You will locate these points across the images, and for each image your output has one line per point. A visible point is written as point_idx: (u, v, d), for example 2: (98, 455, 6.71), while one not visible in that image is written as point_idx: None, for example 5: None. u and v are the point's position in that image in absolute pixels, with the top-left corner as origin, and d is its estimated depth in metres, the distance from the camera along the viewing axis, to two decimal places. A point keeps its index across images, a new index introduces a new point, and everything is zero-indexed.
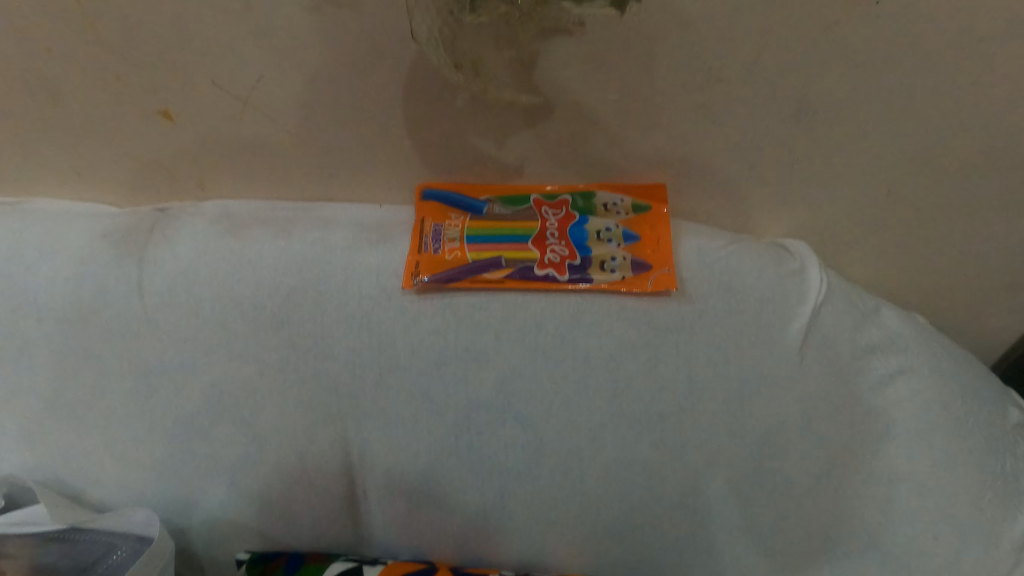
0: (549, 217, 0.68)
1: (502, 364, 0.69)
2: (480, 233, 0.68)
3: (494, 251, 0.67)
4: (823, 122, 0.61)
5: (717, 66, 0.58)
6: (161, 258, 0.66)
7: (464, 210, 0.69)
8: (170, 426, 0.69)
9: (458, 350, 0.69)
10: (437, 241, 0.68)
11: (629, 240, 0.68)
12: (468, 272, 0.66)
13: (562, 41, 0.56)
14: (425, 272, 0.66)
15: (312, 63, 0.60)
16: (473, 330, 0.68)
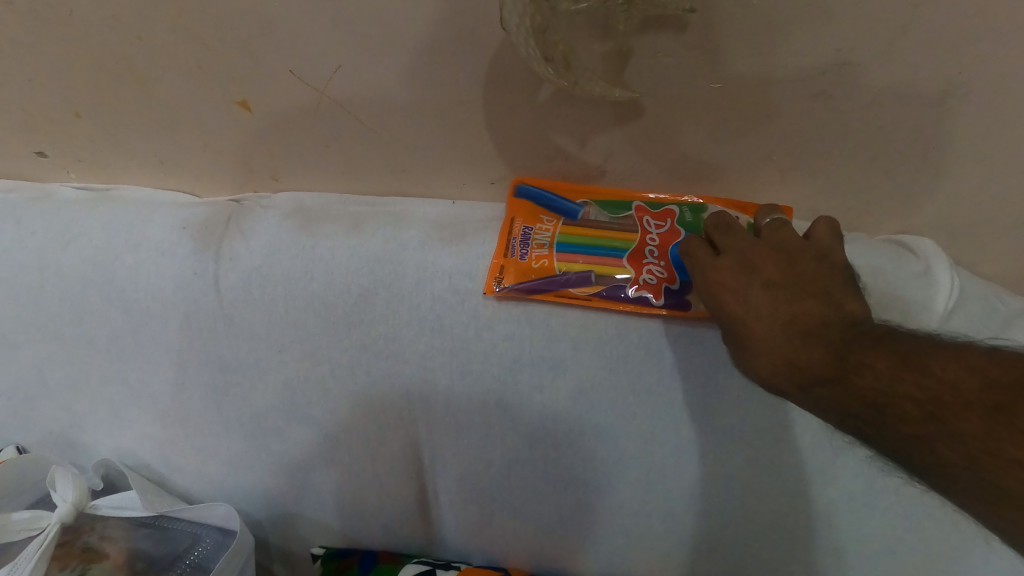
0: (651, 230, 0.56)
1: (584, 376, 0.57)
2: (574, 242, 0.56)
3: (587, 263, 0.55)
4: (973, 112, 0.47)
5: (848, 51, 0.44)
6: (237, 254, 0.60)
7: (558, 212, 0.57)
8: (243, 425, 0.64)
9: (536, 357, 0.58)
10: (524, 247, 0.56)
11: None
12: (556, 286, 0.55)
13: (665, 33, 0.44)
14: (509, 280, 0.55)
15: (390, 48, 0.49)
16: (550, 339, 0.57)
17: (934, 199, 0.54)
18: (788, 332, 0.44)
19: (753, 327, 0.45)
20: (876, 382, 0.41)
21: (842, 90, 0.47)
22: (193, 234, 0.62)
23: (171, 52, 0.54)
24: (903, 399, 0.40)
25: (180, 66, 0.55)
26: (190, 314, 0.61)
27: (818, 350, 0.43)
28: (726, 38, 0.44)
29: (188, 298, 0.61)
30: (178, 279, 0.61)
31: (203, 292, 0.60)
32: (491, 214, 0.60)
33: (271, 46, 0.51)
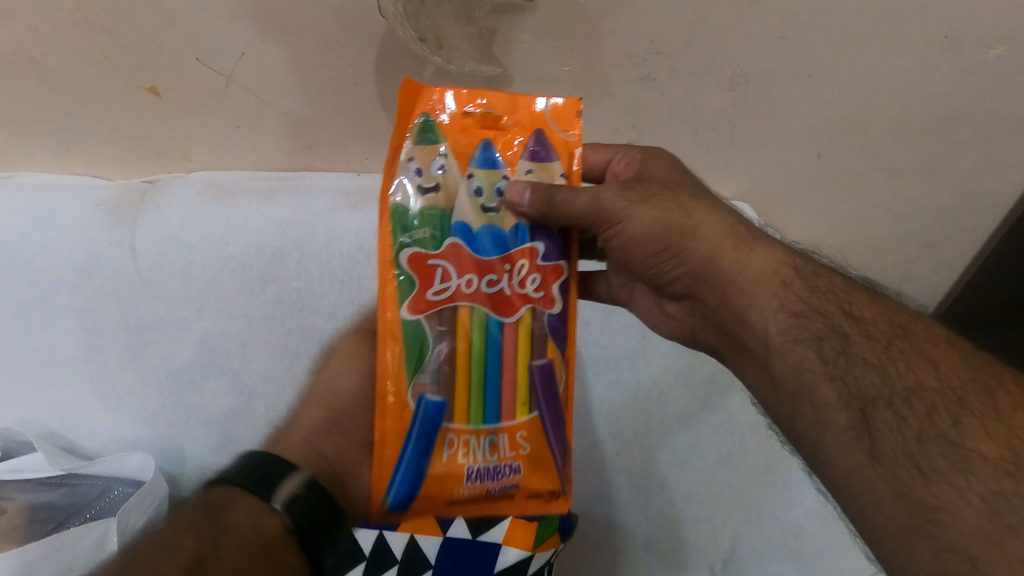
0: (467, 288, 0.46)
1: None
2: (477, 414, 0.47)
3: (528, 378, 0.47)
4: (754, 90, 0.62)
5: (657, 40, 0.57)
6: (153, 223, 0.67)
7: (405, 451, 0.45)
8: (162, 384, 0.68)
9: None
10: (482, 470, 0.46)
11: (481, 163, 0.48)
12: (549, 413, 0.47)
13: (516, 19, 0.55)
14: (539, 487, 0.47)
15: (291, 39, 0.57)
16: None
17: (745, 160, 0.69)
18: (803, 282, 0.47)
19: (708, 215, 0.51)
20: (911, 369, 0.41)
21: (662, 71, 0.60)
22: (107, 209, 0.67)
23: (77, 41, 0.57)
24: (930, 419, 0.39)
25: (89, 53, 0.58)
26: (106, 280, 0.67)
27: (871, 313, 0.45)
28: (566, 26, 0.56)
29: (103, 265, 0.66)
30: (92, 247, 0.66)
31: (119, 258, 0.66)
32: None
33: (178, 35, 0.57)
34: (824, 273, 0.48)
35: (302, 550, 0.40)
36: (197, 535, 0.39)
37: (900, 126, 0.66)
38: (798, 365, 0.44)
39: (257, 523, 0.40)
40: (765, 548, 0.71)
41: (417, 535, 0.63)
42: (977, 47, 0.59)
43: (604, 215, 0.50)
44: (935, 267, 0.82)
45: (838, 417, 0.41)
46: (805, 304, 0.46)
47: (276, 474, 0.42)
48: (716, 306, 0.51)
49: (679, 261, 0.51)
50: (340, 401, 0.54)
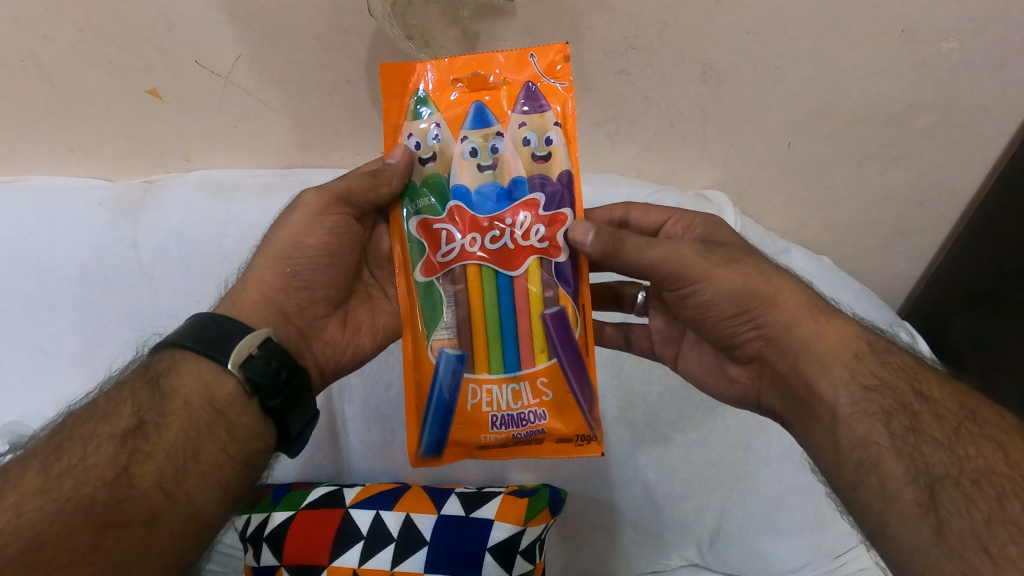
0: (475, 245, 0.50)
1: None
2: (498, 365, 0.51)
3: (545, 329, 0.51)
4: (725, 84, 0.65)
5: (631, 37, 0.60)
6: (155, 219, 0.70)
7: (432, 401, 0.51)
8: None
9: None
10: (506, 416, 0.51)
11: (474, 125, 0.50)
12: (569, 360, 0.51)
13: (499, 20, 0.58)
14: (567, 429, 0.51)
15: (283, 42, 0.60)
16: None
17: (717, 150, 0.72)
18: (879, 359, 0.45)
19: (788, 284, 0.49)
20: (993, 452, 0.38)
21: (637, 65, 0.63)
22: (110, 207, 0.70)
23: (82, 47, 0.61)
24: (1003, 503, 0.35)
25: (93, 59, 0.62)
26: (110, 274, 0.70)
27: (943, 390, 0.43)
28: (545, 24, 0.59)
29: (107, 259, 0.69)
30: (97, 243, 0.69)
31: (122, 253, 0.69)
32: None
33: (177, 40, 0.60)
34: (895, 350, 0.45)
35: (264, 403, 0.44)
36: (139, 400, 0.43)
37: (866, 117, 0.69)
38: (866, 439, 0.41)
39: (208, 383, 0.43)
40: (743, 522, 0.75)
41: (413, 513, 0.67)
42: (929, 39, 0.61)
43: (682, 275, 0.49)
44: (906, 252, 0.85)
45: (903, 492, 0.39)
46: (876, 377, 0.43)
47: (228, 335, 0.44)
48: (785, 371, 0.48)
49: (756, 326, 0.49)
50: (299, 254, 0.52)
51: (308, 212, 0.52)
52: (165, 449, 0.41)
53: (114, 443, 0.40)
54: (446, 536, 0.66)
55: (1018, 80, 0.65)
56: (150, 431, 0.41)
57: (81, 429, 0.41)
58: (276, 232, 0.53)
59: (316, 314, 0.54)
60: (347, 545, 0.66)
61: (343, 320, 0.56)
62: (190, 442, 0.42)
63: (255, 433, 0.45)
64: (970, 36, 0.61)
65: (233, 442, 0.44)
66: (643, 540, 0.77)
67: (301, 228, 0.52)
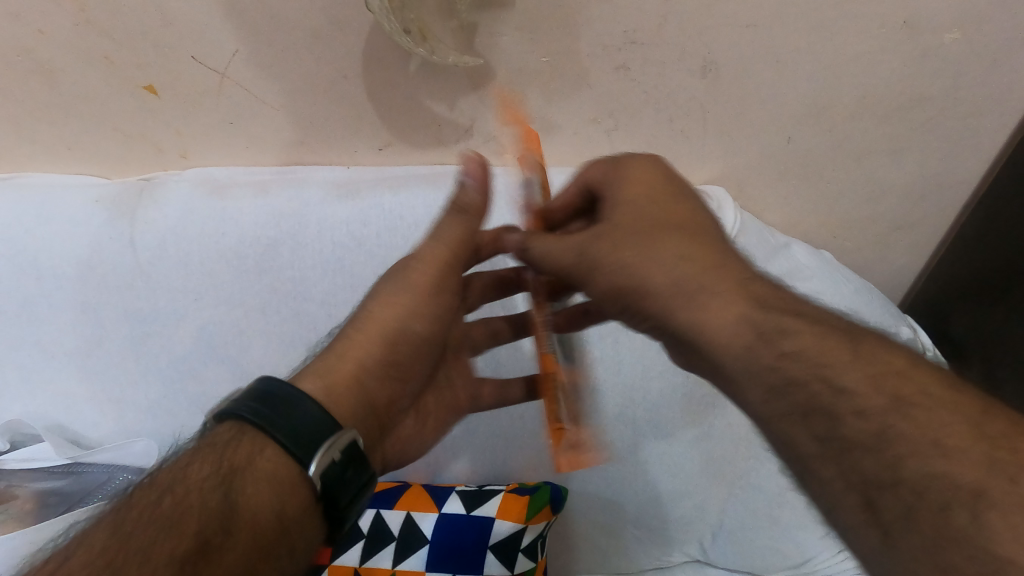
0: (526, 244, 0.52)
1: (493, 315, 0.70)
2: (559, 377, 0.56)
3: None
4: (724, 79, 0.64)
5: (631, 32, 0.60)
6: (152, 218, 0.69)
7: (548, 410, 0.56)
8: (165, 369, 0.71)
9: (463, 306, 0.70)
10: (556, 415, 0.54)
11: None
12: None
13: (497, 13, 0.58)
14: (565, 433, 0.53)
15: (281, 38, 0.59)
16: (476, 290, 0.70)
17: (717, 145, 0.72)
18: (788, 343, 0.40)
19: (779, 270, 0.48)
20: (919, 453, 0.34)
21: (636, 61, 0.62)
22: (107, 205, 0.70)
23: (78, 43, 0.60)
24: (955, 511, 0.32)
25: (89, 56, 0.61)
26: (107, 273, 0.69)
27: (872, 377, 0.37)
28: (544, 18, 0.58)
29: (105, 258, 0.69)
30: (94, 241, 0.69)
31: (120, 252, 0.69)
32: (382, 175, 0.72)
33: (173, 36, 0.60)
34: (789, 326, 0.40)
35: (327, 510, 0.44)
36: (210, 506, 0.40)
37: (866, 112, 0.68)
38: (794, 442, 0.39)
39: (284, 492, 0.42)
40: (746, 519, 0.75)
41: (413, 511, 0.67)
42: (932, 31, 0.61)
43: (594, 270, 0.48)
44: (906, 247, 0.85)
45: (845, 498, 0.36)
46: (779, 369, 0.39)
47: (315, 437, 0.43)
48: (686, 361, 0.46)
49: (645, 319, 0.47)
50: (405, 340, 0.54)
51: (416, 295, 0.54)
52: (228, 574, 0.39)
53: (175, 566, 0.37)
54: (447, 534, 0.65)
55: (1020, 72, 0.64)
56: (218, 543, 0.39)
57: (139, 537, 0.38)
58: (375, 305, 0.54)
59: (398, 408, 0.55)
60: (348, 544, 0.66)
61: (416, 413, 0.59)
62: (256, 557, 0.40)
63: (310, 536, 0.44)
64: (973, 28, 0.61)
65: (294, 546, 0.43)
66: (644, 537, 0.77)
67: (408, 312, 0.54)
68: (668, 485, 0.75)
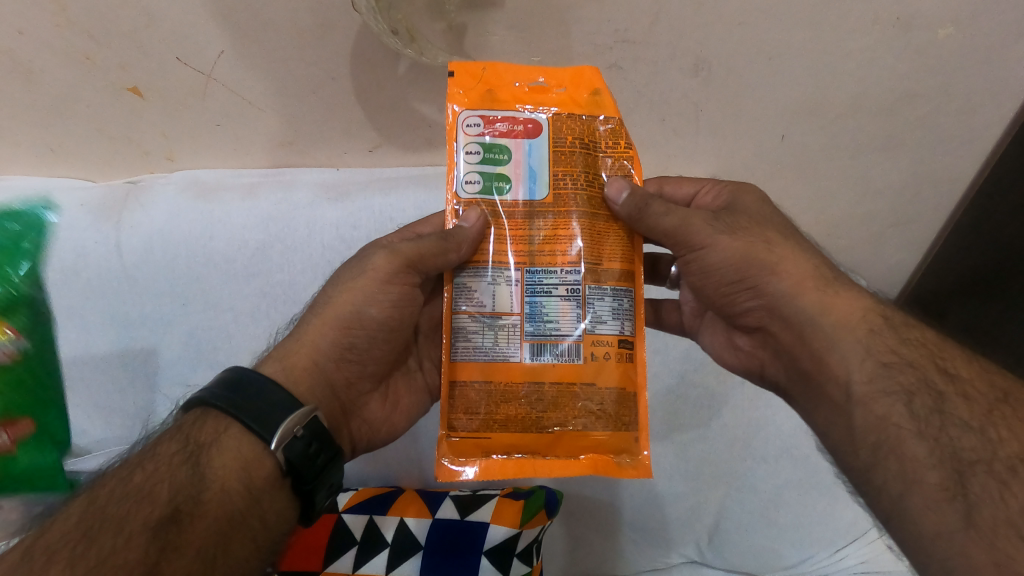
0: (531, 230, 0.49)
1: None
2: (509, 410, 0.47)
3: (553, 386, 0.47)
4: (717, 77, 0.64)
5: (622, 30, 0.59)
6: (138, 221, 0.69)
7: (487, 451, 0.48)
8: (152, 374, 0.70)
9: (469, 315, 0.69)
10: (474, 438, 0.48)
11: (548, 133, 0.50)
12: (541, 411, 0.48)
13: (487, 13, 0.57)
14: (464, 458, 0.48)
15: (268, 39, 0.58)
16: None
17: (709, 144, 0.71)
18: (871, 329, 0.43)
19: (793, 251, 0.47)
20: (1013, 436, 0.37)
21: (627, 59, 0.62)
22: (91, 208, 0.68)
23: (59, 43, 0.59)
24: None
25: (71, 56, 0.60)
26: (93, 278, 0.68)
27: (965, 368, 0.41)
28: (534, 17, 0.58)
29: (90, 263, 0.68)
30: (78, 245, 0.68)
31: (105, 256, 0.68)
32: (371, 177, 0.72)
33: (157, 37, 0.58)
34: (915, 324, 0.44)
35: (297, 485, 0.43)
36: (177, 480, 0.40)
37: (859, 110, 0.68)
38: (883, 418, 0.40)
39: (248, 462, 0.41)
40: (743, 521, 0.74)
41: (407, 518, 0.66)
42: (926, 28, 0.61)
43: (689, 238, 0.49)
44: (899, 245, 0.85)
45: (929, 476, 0.37)
46: (892, 353, 0.42)
47: (275, 416, 0.42)
48: (789, 345, 0.47)
49: (756, 295, 0.48)
50: (359, 324, 0.50)
51: (373, 280, 0.50)
52: (199, 541, 0.39)
53: (148, 534, 0.37)
54: (442, 541, 0.65)
55: (1014, 69, 0.64)
56: (189, 512, 0.39)
57: (114, 511, 0.38)
58: (336, 292, 0.51)
59: (362, 389, 0.53)
60: (342, 551, 0.64)
61: (384, 396, 0.55)
62: (226, 527, 0.40)
63: (286, 515, 0.43)
64: (967, 24, 0.60)
65: (264, 531, 0.42)
66: (643, 538, 0.76)
67: (364, 296, 0.50)
68: (664, 486, 0.75)
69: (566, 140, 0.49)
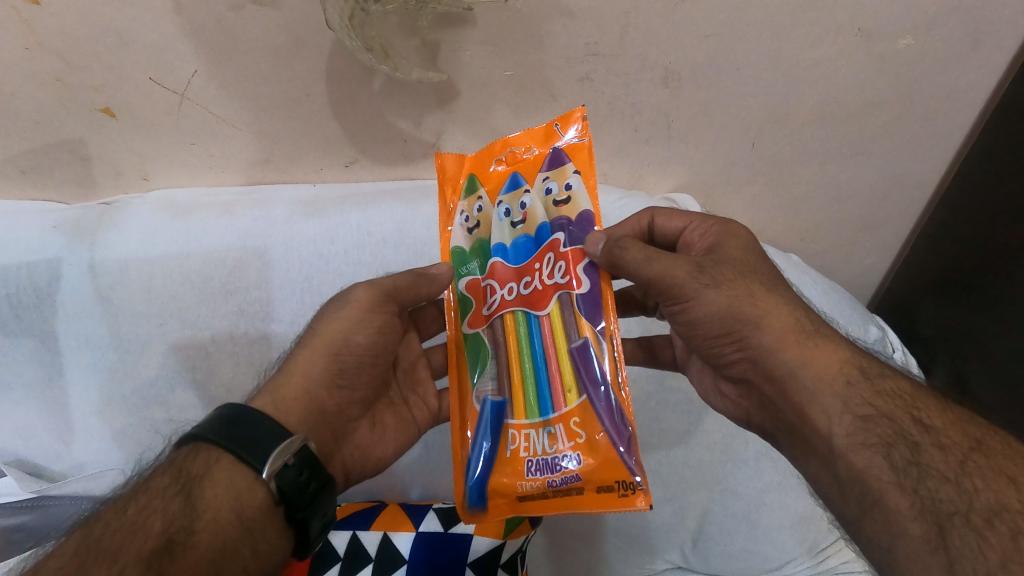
0: (496, 294, 0.52)
1: None
2: (485, 440, 0.50)
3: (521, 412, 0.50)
4: (686, 87, 0.65)
5: (592, 44, 0.60)
6: (111, 242, 0.68)
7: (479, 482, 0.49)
8: (128, 396, 0.69)
9: None
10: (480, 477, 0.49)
11: (506, 190, 0.53)
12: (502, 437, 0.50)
13: (460, 30, 0.57)
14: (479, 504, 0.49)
15: (240, 57, 0.59)
16: None
17: (681, 154, 0.72)
18: (844, 378, 0.44)
19: (777, 305, 0.48)
20: (999, 493, 0.37)
21: (599, 72, 0.62)
22: (66, 231, 0.68)
23: (32, 65, 0.59)
24: (980, 530, 0.36)
25: (43, 77, 0.60)
26: (67, 301, 0.68)
27: (946, 422, 0.42)
28: (506, 34, 0.59)
29: (65, 284, 0.67)
30: (54, 269, 0.67)
31: (80, 278, 0.67)
32: (348, 193, 0.71)
33: (131, 55, 0.59)
34: (890, 375, 0.45)
35: (288, 514, 0.42)
36: (169, 511, 0.39)
37: (825, 116, 0.69)
38: (865, 471, 0.41)
39: (239, 494, 0.41)
40: (725, 526, 0.75)
41: (390, 532, 0.66)
42: (886, 37, 0.62)
43: (673, 291, 0.49)
44: (871, 248, 0.87)
45: (911, 528, 0.38)
46: (871, 406, 0.43)
47: (266, 445, 0.42)
48: (773, 398, 0.48)
49: (740, 347, 0.48)
50: (348, 350, 0.51)
51: (359, 310, 0.52)
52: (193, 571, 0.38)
53: (142, 564, 0.36)
54: (426, 554, 0.65)
55: (971, 74, 0.66)
56: (181, 543, 0.38)
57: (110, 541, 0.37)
58: (321, 324, 0.52)
59: (352, 415, 0.52)
60: (325, 566, 0.64)
61: (372, 422, 0.54)
62: (218, 557, 0.40)
63: (280, 545, 0.43)
64: (924, 31, 0.62)
65: (255, 561, 0.41)
66: (627, 544, 0.76)
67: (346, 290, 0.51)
68: (649, 495, 0.75)
69: (511, 194, 0.53)
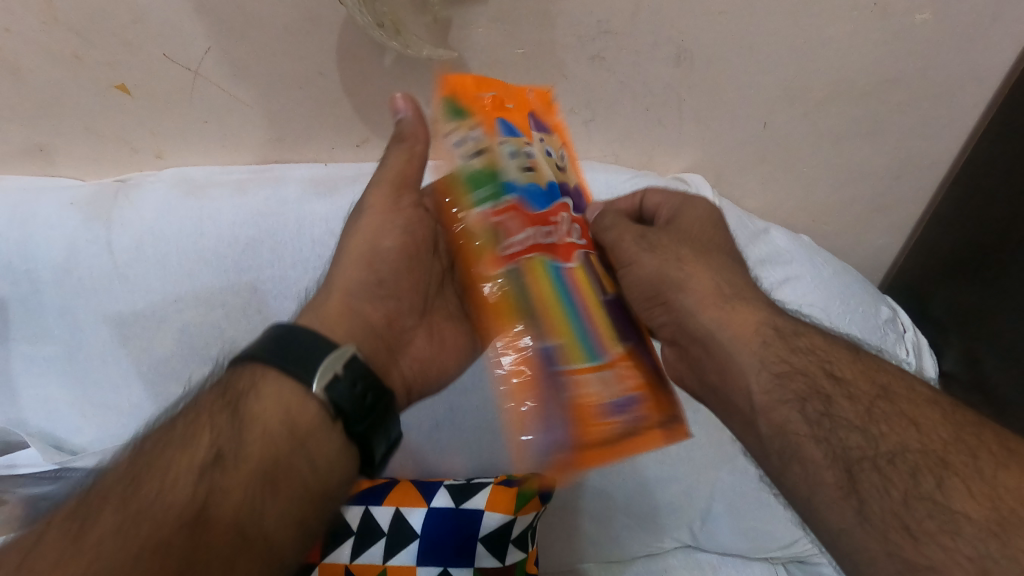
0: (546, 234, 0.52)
1: None
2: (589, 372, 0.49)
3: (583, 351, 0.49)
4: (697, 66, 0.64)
5: (604, 20, 0.60)
6: (128, 217, 0.68)
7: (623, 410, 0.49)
8: (145, 372, 0.71)
9: None
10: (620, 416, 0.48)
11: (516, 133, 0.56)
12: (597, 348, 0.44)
13: (471, 5, 0.57)
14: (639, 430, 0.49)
15: (255, 35, 0.59)
16: None
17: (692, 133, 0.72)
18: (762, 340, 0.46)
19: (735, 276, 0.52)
20: (907, 438, 0.40)
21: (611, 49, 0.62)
22: (82, 206, 0.68)
23: (51, 42, 0.59)
24: (884, 473, 0.39)
25: (61, 54, 0.60)
26: (83, 276, 0.68)
27: (862, 374, 0.44)
28: (517, 9, 0.58)
29: (81, 260, 0.68)
30: (71, 244, 0.67)
31: (96, 254, 0.68)
32: (358, 172, 0.72)
33: (145, 33, 0.59)
34: (804, 332, 0.47)
35: (348, 429, 0.41)
36: (213, 428, 0.39)
37: (838, 96, 0.69)
38: (784, 424, 0.43)
39: (290, 407, 0.40)
40: (735, 506, 0.75)
41: (402, 506, 0.67)
42: (901, 13, 0.62)
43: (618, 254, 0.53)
44: (883, 229, 0.86)
45: (825, 475, 0.40)
46: (786, 363, 0.45)
47: (311, 355, 0.41)
48: (700, 357, 0.49)
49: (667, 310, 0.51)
50: (379, 257, 0.53)
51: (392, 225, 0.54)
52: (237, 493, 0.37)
53: (192, 477, 0.36)
54: (437, 527, 0.66)
55: (987, 53, 0.65)
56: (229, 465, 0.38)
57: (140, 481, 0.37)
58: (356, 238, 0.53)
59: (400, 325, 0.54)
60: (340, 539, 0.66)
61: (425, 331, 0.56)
62: (272, 469, 0.39)
63: (337, 464, 0.41)
64: (940, 7, 0.61)
65: (314, 477, 0.40)
66: (635, 524, 0.76)
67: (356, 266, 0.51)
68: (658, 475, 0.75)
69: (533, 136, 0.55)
